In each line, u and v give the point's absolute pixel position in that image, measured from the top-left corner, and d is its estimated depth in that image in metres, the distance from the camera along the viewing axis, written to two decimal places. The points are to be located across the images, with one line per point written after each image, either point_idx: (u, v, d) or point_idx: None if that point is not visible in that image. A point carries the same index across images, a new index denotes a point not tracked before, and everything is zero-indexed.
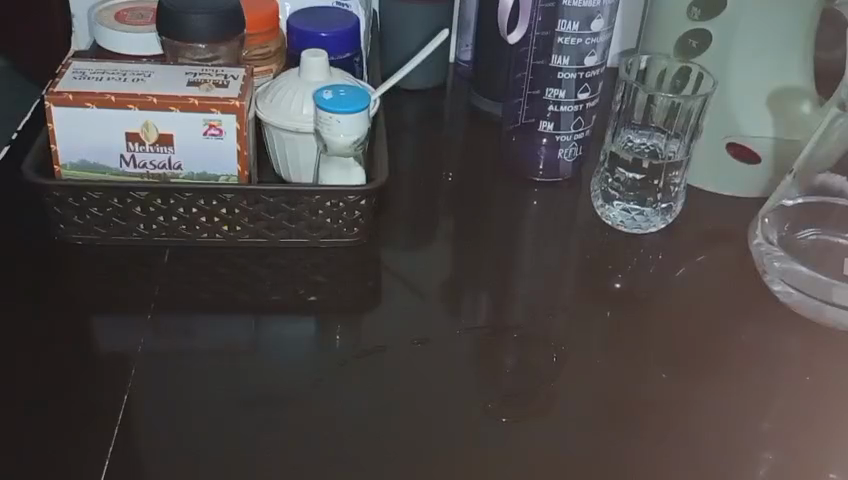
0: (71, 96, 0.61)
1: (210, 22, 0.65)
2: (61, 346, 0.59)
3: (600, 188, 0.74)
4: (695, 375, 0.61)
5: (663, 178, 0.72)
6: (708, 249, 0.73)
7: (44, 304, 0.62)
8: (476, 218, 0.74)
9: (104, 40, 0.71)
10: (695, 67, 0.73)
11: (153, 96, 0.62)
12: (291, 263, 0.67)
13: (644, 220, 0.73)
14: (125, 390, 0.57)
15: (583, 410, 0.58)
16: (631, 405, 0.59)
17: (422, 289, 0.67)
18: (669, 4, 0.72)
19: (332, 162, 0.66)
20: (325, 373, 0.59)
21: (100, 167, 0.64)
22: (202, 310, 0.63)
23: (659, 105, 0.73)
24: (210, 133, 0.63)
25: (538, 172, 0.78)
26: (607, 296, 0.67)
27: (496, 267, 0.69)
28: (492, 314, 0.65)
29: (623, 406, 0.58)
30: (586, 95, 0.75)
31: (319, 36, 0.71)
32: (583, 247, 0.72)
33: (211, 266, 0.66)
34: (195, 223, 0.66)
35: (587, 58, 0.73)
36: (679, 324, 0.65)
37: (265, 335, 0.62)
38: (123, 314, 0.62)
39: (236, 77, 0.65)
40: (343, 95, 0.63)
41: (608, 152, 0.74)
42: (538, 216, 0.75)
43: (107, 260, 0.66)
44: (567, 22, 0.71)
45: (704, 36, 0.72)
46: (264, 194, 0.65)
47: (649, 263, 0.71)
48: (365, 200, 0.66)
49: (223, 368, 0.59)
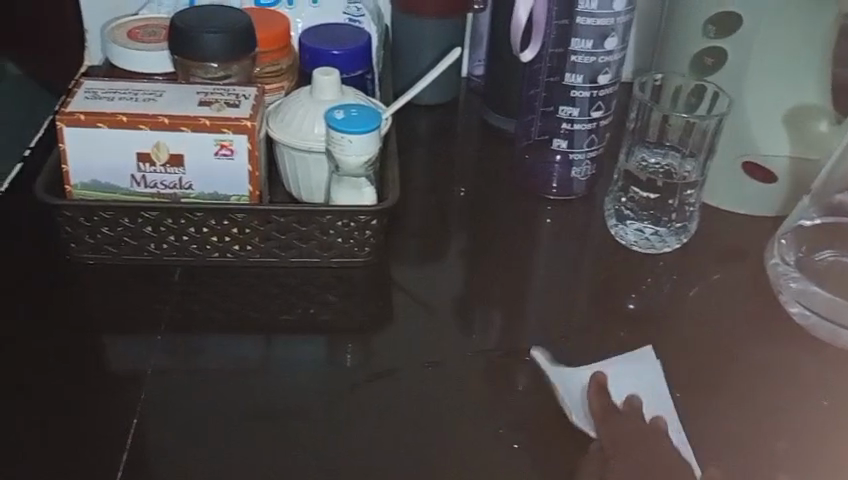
0: (83, 116, 0.61)
1: (222, 41, 0.65)
2: (70, 369, 0.59)
3: (613, 207, 0.74)
4: (710, 398, 0.60)
5: (678, 197, 0.73)
6: (723, 268, 0.72)
7: (54, 326, 0.62)
8: (488, 237, 0.74)
9: (116, 57, 0.71)
10: (710, 86, 0.72)
11: (165, 117, 0.61)
12: (302, 282, 0.67)
13: (659, 239, 0.72)
14: (136, 415, 0.56)
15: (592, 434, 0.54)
16: None
17: (435, 310, 0.66)
18: (683, 24, 0.71)
19: (343, 182, 0.65)
20: (336, 397, 0.59)
21: (111, 187, 0.64)
22: (214, 330, 0.63)
23: (674, 123, 0.72)
24: (221, 153, 0.62)
25: (551, 189, 0.77)
26: (621, 317, 0.67)
27: (508, 288, 0.69)
28: (504, 334, 0.64)
29: None
30: (600, 113, 0.74)
31: (331, 53, 0.71)
32: (596, 265, 0.71)
33: (221, 286, 0.66)
34: (206, 243, 0.65)
35: (601, 76, 0.72)
36: (694, 346, 0.64)
37: (277, 355, 0.62)
38: (133, 335, 0.62)
39: (247, 96, 0.64)
40: (355, 115, 0.63)
41: (622, 170, 0.74)
42: (551, 235, 0.75)
43: (118, 280, 0.66)
44: (581, 40, 0.70)
45: (720, 55, 0.71)
46: (275, 214, 0.64)
47: (664, 283, 0.70)
48: (377, 220, 0.65)
49: (232, 389, 0.59)
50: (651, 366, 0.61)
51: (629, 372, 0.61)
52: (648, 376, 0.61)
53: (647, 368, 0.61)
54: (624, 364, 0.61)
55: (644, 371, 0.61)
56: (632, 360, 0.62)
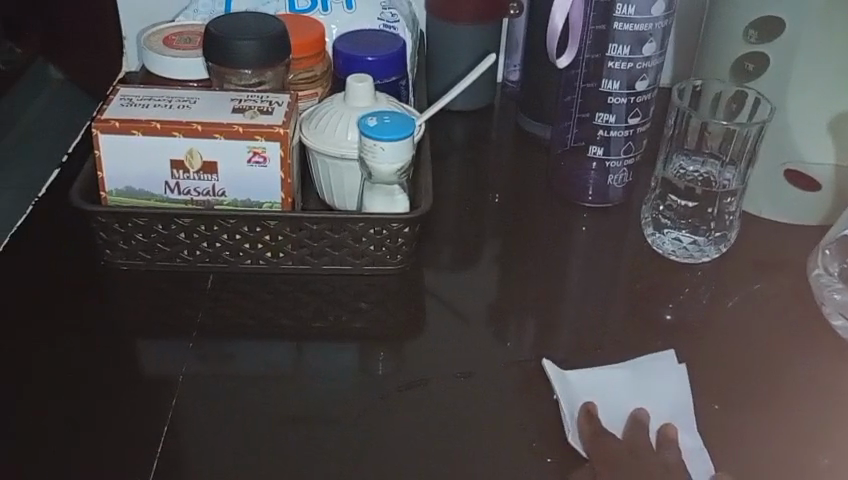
0: (118, 123, 0.61)
1: (256, 48, 0.65)
2: (104, 374, 0.59)
3: (650, 215, 0.73)
4: (749, 412, 0.59)
5: (717, 206, 0.72)
6: (764, 277, 0.70)
7: (88, 331, 0.62)
8: (522, 244, 0.73)
9: (152, 64, 0.71)
10: (751, 92, 0.70)
11: (197, 124, 0.61)
12: (334, 290, 0.66)
13: (697, 249, 0.71)
14: (167, 421, 0.56)
15: (606, 442, 0.54)
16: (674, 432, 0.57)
17: (468, 317, 0.66)
18: (722, 29, 0.70)
19: (376, 189, 0.65)
20: (367, 406, 0.58)
21: (145, 194, 0.64)
22: (246, 336, 0.63)
23: (713, 131, 0.70)
24: (254, 161, 0.62)
25: (587, 196, 0.76)
26: (658, 328, 0.65)
27: (542, 296, 0.68)
28: (539, 343, 0.64)
29: None
30: (637, 120, 0.73)
31: (365, 60, 0.71)
32: (633, 274, 0.70)
33: (254, 292, 0.66)
34: (239, 250, 0.65)
35: (638, 82, 0.71)
36: (731, 357, 0.63)
37: (308, 362, 0.61)
38: (166, 340, 0.62)
39: (281, 104, 0.64)
40: (388, 123, 0.62)
41: (659, 178, 0.72)
42: (587, 243, 0.73)
43: (151, 286, 0.66)
44: (618, 46, 0.69)
45: (761, 60, 0.70)
46: (307, 221, 0.64)
47: (703, 293, 0.68)
48: (409, 228, 0.64)
49: (264, 396, 0.59)
50: (664, 374, 0.60)
51: (640, 379, 0.60)
52: (661, 383, 0.60)
53: (661, 375, 0.60)
54: (637, 370, 0.61)
55: (656, 378, 0.60)
56: (646, 367, 0.61)
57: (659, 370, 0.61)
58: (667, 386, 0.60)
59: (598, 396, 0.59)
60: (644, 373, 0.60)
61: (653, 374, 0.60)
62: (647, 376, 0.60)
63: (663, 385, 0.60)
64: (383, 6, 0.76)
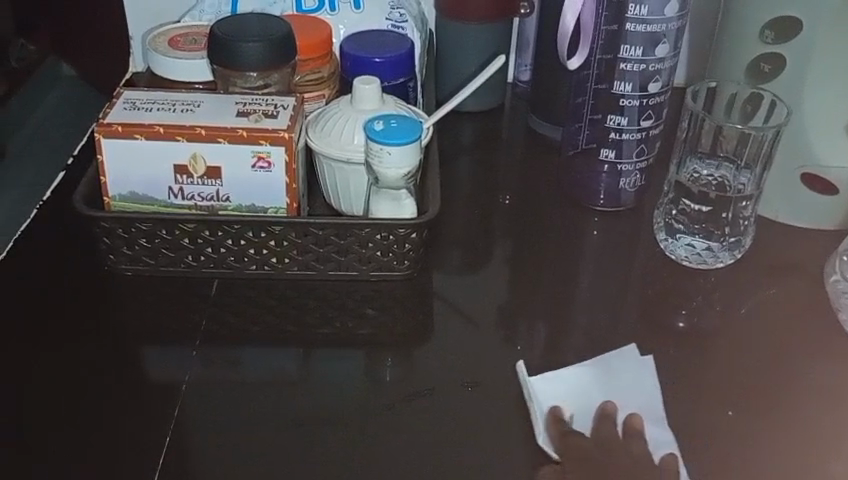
0: (120, 128, 0.61)
1: (261, 51, 0.64)
2: (107, 380, 0.59)
3: (662, 220, 0.71)
4: (764, 421, 0.57)
5: (732, 210, 0.69)
6: (780, 283, 0.69)
7: (92, 337, 0.62)
8: (531, 247, 0.72)
9: (158, 66, 0.70)
10: (767, 94, 0.68)
11: (201, 128, 0.61)
12: (340, 296, 0.65)
13: (711, 255, 0.69)
14: (171, 428, 0.56)
15: (577, 440, 0.54)
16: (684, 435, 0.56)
17: (477, 321, 0.65)
18: (736, 30, 0.68)
19: (382, 194, 0.64)
20: (373, 413, 0.57)
21: (149, 199, 0.63)
22: (251, 343, 0.62)
23: (728, 133, 0.68)
24: (259, 166, 0.61)
25: (599, 200, 0.75)
26: (670, 335, 0.64)
27: (552, 301, 0.67)
28: (548, 349, 0.62)
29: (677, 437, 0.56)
30: (650, 122, 0.71)
31: (373, 61, 0.70)
32: (646, 279, 0.69)
33: (259, 298, 0.65)
34: (244, 255, 0.65)
35: (651, 84, 0.69)
36: (744, 363, 0.62)
37: (314, 369, 0.60)
38: (170, 347, 0.61)
39: (286, 107, 0.63)
40: (394, 126, 0.61)
41: (673, 181, 0.71)
42: (598, 247, 0.72)
43: (156, 292, 0.65)
44: (630, 47, 0.68)
45: (778, 61, 0.68)
46: (313, 227, 0.63)
47: (717, 299, 0.67)
48: (416, 234, 0.63)
49: (269, 403, 0.58)
50: (628, 369, 0.60)
51: (603, 376, 0.59)
52: (625, 379, 0.59)
53: (624, 371, 0.60)
54: (599, 366, 0.60)
55: (625, 375, 0.59)
56: (609, 363, 0.60)
57: (622, 366, 0.60)
58: (632, 382, 0.59)
59: (564, 395, 0.58)
60: (607, 369, 0.60)
61: (614, 371, 0.60)
62: (610, 373, 0.59)
63: (629, 382, 0.59)
64: (391, 6, 0.75)
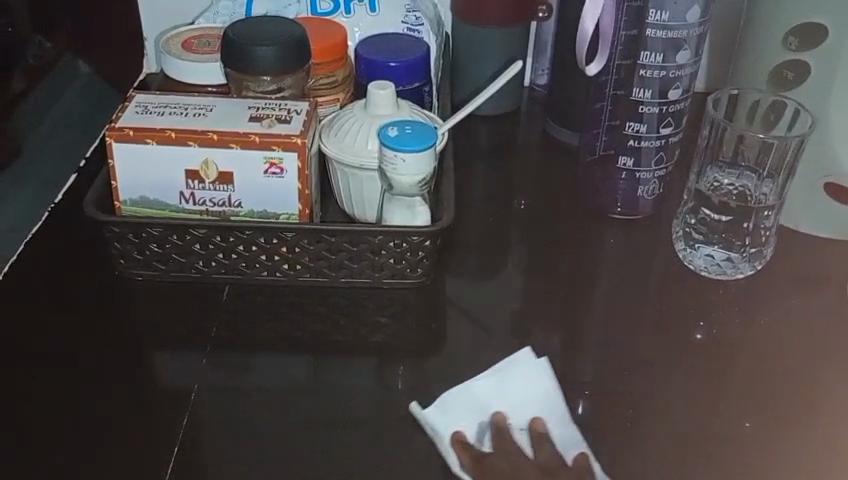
0: (132, 132, 0.60)
1: (275, 55, 0.63)
2: (117, 387, 0.58)
3: (681, 230, 0.70)
4: (781, 434, 0.56)
5: (753, 221, 0.68)
6: (801, 293, 0.67)
7: (103, 342, 0.61)
8: (546, 254, 0.71)
9: (171, 69, 0.69)
10: (790, 102, 0.67)
11: (213, 133, 0.60)
12: (352, 304, 0.65)
13: (731, 266, 0.68)
14: (181, 434, 0.55)
15: (490, 464, 0.53)
16: (697, 449, 0.55)
17: (490, 330, 0.63)
18: (760, 35, 0.67)
19: (396, 201, 0.63)
20: (385, 422, 0.56)
21: (160, 204, 0.62)
22: (262, 350, 0.61)
23: (749, 142, 0.67)
24: (271, 172, 0.61)
25: (616, 207, 0.74)
26: (688, 346, 0.63)
27: (567, 310, 0.66)
28: (563, 359, 0.61)
29: (690, 450, 0.55)
30: (670, 130, 0.70)
31: (388, 65, 0.69)
32: (663, 288, 0.67)
33: (271, 305, 0.64)
34: (256, 261, 0.64)
35: (671, 91, 0.68)
36: (761, 374, 0.60)
37: (326, 377, 0.59)
38: (182, 353, 0.61)
39: (299, 112, 0.63)
40: (409, 133, 0.60)
41: (692, 190, 0.70)
42: (614, 255, 0.71)
43: (167, 298, 0.64)
44: (650, 54, 0.67)
45: (802, 68, 0.66)
46: (325, 234, 0.62)
47: (735, 309, 0.66)
48: (430, 241, 0.62)
49: (280, 410, 0.57)
50: (524, 377, 0.58)
51: (500, 387, 0.57)
52: (523, 385, 0.57)
53: (522, 380, 0.58)
54: (497, 376, 0.58)
55: (520, 380, 0.58)
56: (508, 371, 0.58)
57: (521, 373, 0.58)
58: (529, 390, 0.57)
59: (467, 414, 0.56)
60: (505, 380, 0.58)
61: (511, 380, 0.58)
62: (509, 381, 0.58)
63: (524, 386, 0.57)
64: (407, 9, 0.75)
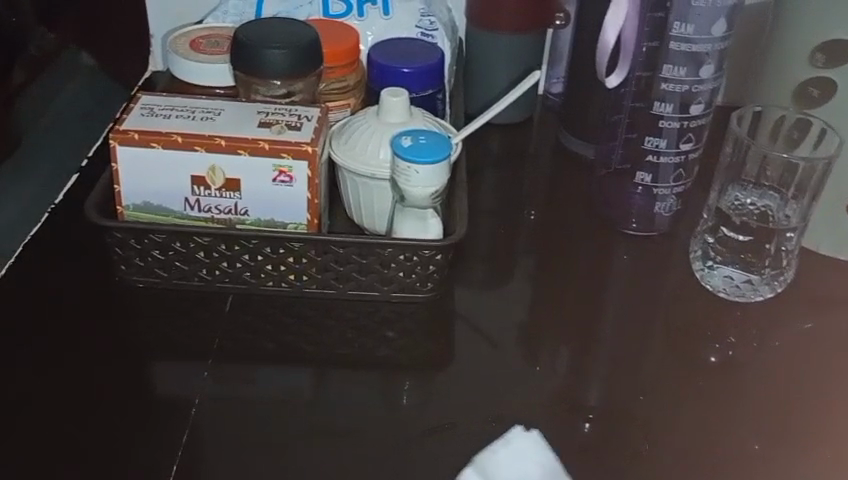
0: (137, 135, 0.58)
1: (286, 58, 0.61)
2: (116, 395, 0.56)
3: (699, 250, 0.69)
4: (798, 462, 0.54)
5: (775, 242, 0.67)
6: (820, 316, 0.65)
7: (102, 349, 0.59)
8: (558, 268, 0.69)
9: (178, 70, 0.68)
10: (817, 121, 0.65)
11: (221, 138, 0.58)
12: (358, 317, 0.63)
13: (750, 288, 0.66)
14: (181, 446, 0.53)
15: None
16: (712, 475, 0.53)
17: (501, 345, 0.62)
18: (786, 52, 0.65)
19: (407, 212, 0.61)
20: (390, 437, 0.54)
21: (164, 209, 0.61)
22: (265, 361, 0.59)
23: (774, 161, 0.66)
24: (280, 180, 0.59)
25: (631, 224, 0.72)
26: (704, 367, 0.61)
27: (580, 327, 0.64)
28: (574, 377, 0.59)
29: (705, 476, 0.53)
30: (690, 146, 0.68)
31: (401, 71, 0.67)
32: (679, 307, 0.66)
33: (275, 316, 0.63)
34: (261, 271, 0.62)
35: (693, 106, 0.66)
36: (780, 399, 0.58)
37: (330, 390, 0.58)
38: (182, 362, 0.59)
39: (310, 118, 0.61)
40: (423, 143, 0.59)
41: (713, 208, 0.69)
42: (628, 272, 0.69)
43: (168, 306, 0.63)
44: (673, 67, 0.65)
45: (827, 86, 0.66)
46: (333, 244, 0.60)
47: (753, 331, 0.64)
48: (442, 255, 0.61)
49: (282, 422, 0.55)
50: (527, 454, 0.51)
51: (508, 469, 0.50)
52: (529, 464, 0.51)
53: (527, 457, 0.51)
54: (500, 451, 0.51)
55: (524, 461, 0.51)
56: (509, 445, 0.52)
57: (521, 449, 0.51)
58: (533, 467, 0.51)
59: None
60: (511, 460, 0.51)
61: (517, 459, 0.51)
62: (515, 460, 0.51)
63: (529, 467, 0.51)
64: (421, 13, 0.73)
